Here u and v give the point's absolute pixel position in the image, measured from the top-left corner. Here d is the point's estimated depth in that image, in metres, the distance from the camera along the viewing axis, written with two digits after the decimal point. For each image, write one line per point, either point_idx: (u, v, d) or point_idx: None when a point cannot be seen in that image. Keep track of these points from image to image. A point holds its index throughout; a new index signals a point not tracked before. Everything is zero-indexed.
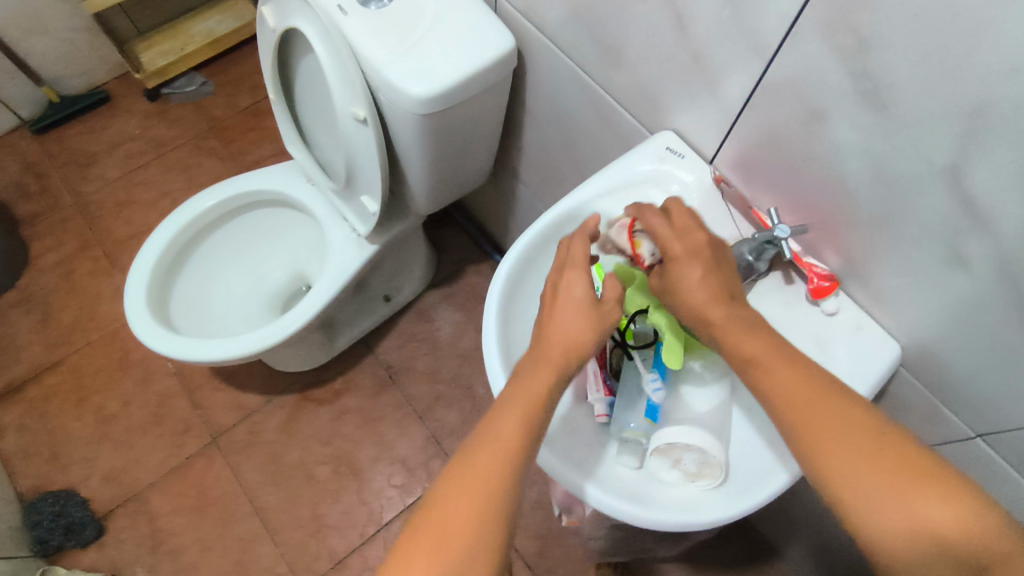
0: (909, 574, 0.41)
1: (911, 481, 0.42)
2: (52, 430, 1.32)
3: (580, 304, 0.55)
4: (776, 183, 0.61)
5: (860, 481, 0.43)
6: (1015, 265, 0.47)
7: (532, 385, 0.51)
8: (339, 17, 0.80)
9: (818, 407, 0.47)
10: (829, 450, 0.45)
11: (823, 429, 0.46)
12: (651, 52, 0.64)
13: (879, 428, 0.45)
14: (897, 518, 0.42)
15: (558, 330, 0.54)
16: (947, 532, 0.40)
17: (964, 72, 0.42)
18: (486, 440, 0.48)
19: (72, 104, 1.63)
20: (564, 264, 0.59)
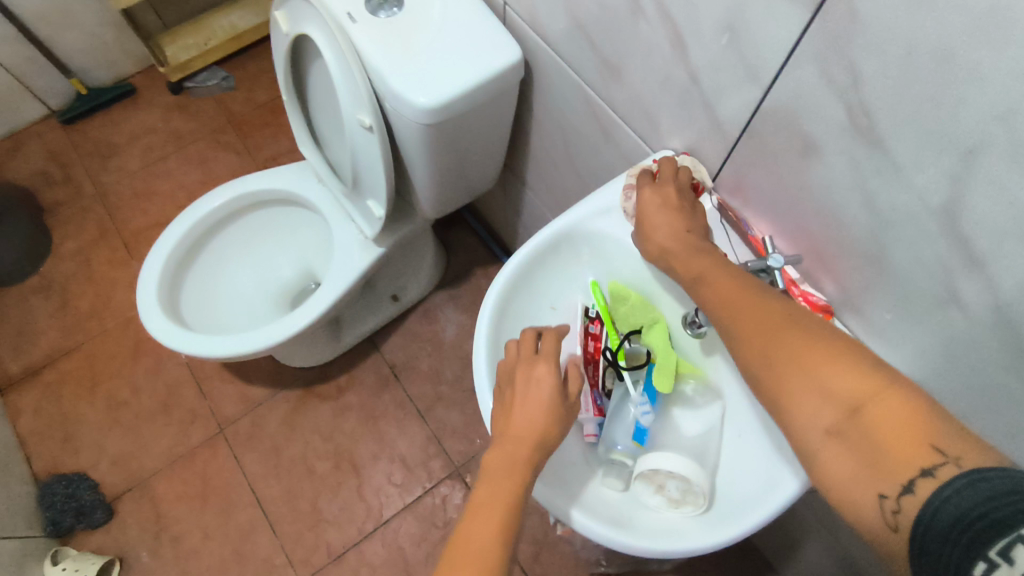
0: (811, 424, 0.46)
1: (816, 349, 0.48)
2: (65, 414, 1.36)
3: (551, 400, 0.57)
4: (776, 210, 0.61)
5: (768, 351, 0.50)
6: (1010, 310, 0.45)
7: (513, 451, 0.55)
8: (348, 25, 0.81)
9: (737, 295, 0.54)
10: (745, 330, 0.52)
11: (741, 313, 0.53)
12: (652, 72, 0.64)
13: (786, 311, 0.52)
14: (796, 378, 0.48)
15: (524, 428, 0.56)
16: (836, 381, 0.46)
17: (955, 112, 0.41)
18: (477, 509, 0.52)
19: (97, 95, 1.67)
20: (532, 358, 0.60)
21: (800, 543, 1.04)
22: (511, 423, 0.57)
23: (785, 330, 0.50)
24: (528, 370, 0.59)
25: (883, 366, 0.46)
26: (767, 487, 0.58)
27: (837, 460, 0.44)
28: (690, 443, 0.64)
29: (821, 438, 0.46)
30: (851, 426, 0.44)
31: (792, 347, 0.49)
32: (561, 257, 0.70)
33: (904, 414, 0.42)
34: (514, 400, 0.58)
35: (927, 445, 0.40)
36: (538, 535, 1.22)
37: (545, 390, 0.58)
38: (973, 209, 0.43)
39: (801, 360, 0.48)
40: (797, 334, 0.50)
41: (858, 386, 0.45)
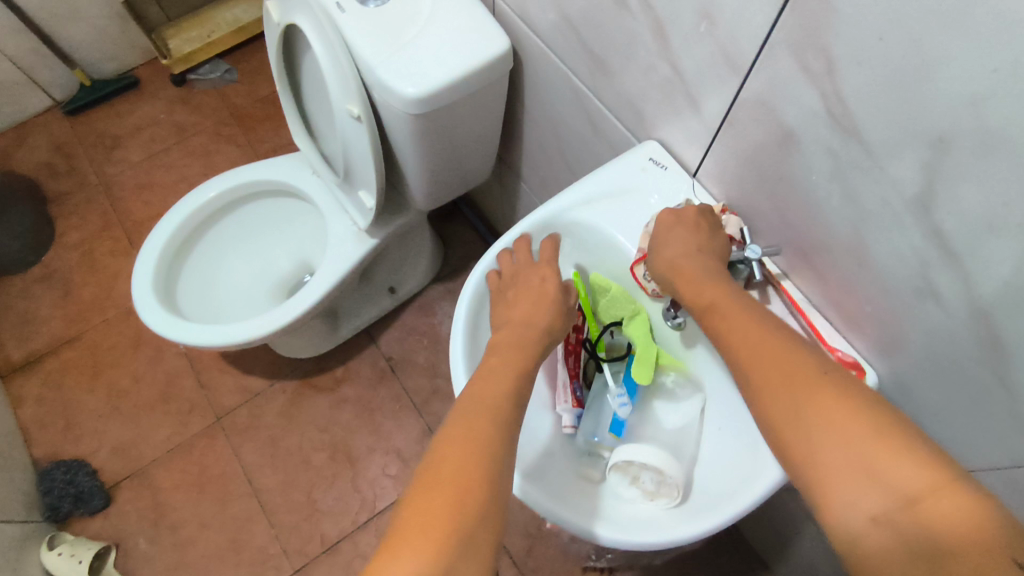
0: (854, 509, 0.39)
1: (857, 420, 0.42)
2: (67, 402, 1.38)
3: (552, 290, 0.61)
4: (758, 203, 0.60)
5: (806, 423, 0.44)
6: (986, 303, 0.45)
7: (513, 348, 0.56)
8: (337, 15, 0.81)
9: (764, 353, 0.48)
10: (780, 394, 0.46)
11: (774, 375, 0.47)
12: (635, 62, 0.63)
13: (827, 374, 0.45)
14: (838, 454, 0.41)
15: (529, 312, 0.60)
16: (885, 465, 0.39)
17: (927, 103, 0.40)
18: (475, 396, 0.50)
19: (102, 87, 1.69)
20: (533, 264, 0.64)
21: (793, 541, 1.03)
22: (517, 308, 0.61)
23: (826, 398, 0.44)
24: (531, 271, 0.63)
25: (943, 455, 0.39)
26: (744, 480, 0.57)
27: (883, 557, 0.37)
28: (668, 436, 0.64)
29: (864, 526, 0.39)
30: (905, 518, 0.37)
31: (834, 417, 0.43)
32: None
33: (973, 512, 0.35)
34: (518, 291, 0.62)
35: (1003, 555, 0.33)
36: (530, 529, 1.22)
37: (549, 283, 0.62)
38: (947, 203, 0.43)
39: (843, 434, 0.42)
40: (839, 406, 0.43)
41: (914, 474, 0.38)
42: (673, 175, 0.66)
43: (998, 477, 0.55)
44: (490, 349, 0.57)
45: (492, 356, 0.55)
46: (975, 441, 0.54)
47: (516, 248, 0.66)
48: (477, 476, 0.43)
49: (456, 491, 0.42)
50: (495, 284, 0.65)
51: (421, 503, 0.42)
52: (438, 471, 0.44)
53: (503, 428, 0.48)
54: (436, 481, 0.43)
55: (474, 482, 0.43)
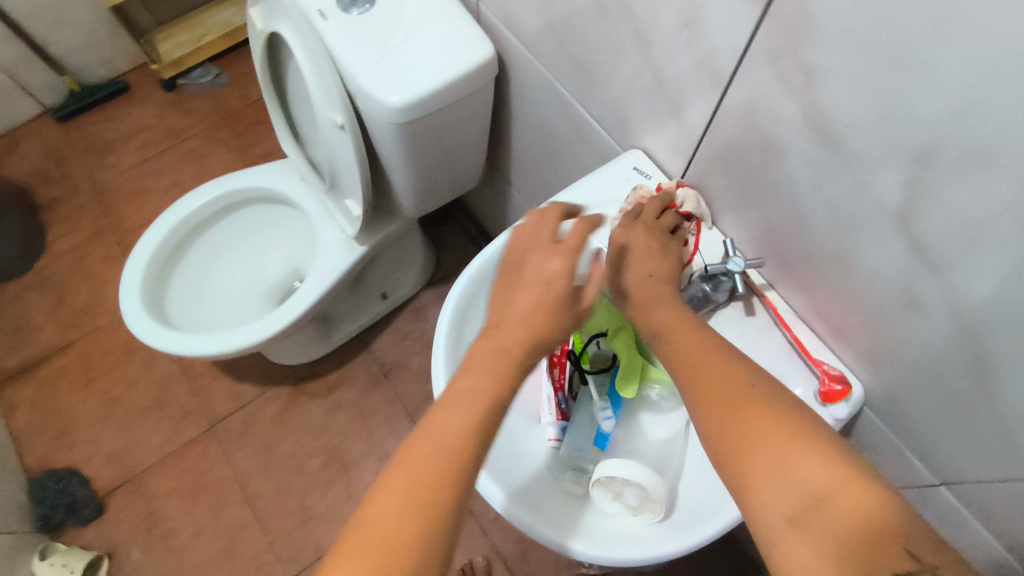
0: (768, 507, 0.40)
1: (774, 423, 0.42)
2: (60, 410, 1.37)
3: (558, 291, 0.52)
4: (741, 213, 0.60)
5: (724, 422, 0.44)
6: (968, 317, 0.44)
7: (493, 363, 0.49)
8: (319, 23, 0.80)
9: (697, 357, 0.48)
10: (700, 395, 0.46)
11: (697, 377, 0.47)
12: (618, 71, 0.62)
13: (748, 379, 0.45)
14: (756, 455, 0.42)
15: (530, 310, 0.52)
16: (798, 462, 0.40)
17: (907, 117, 0.40)
18: (425, 437, 0.44)
19: (93, 93, 1.68)
20: (548, 248, 0.54)
21: None
22: (519, 303, 0.52)
23: (742, 399, 0.44)
24: (542, 262, 0.53)
25: (850, 453, 0.40)
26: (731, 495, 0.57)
27: (795, 554, 0.37)
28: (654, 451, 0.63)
29: (780, 527, 0.39)
30: (815, 516, 0.38)
31: (751, 421, 0.43)
32: None
33: (875, 508, 0.37)
34: (523, 281, 0.54)
35: (899, 548, 0.35)
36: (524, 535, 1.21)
37: (558, 278, 0.52)
38: (928, 217, 0.42)
39: (758, 435, 0.42)
40: (754, 408, 0.43)
41: (822, 471, 0.39)
42: (657, 184, 0.66)
43: (982, 490, 0.54)
44: (470, 357, 0.50)
45: (463, 379, 0.48)
46: (959, 454, 0.54)
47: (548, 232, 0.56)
48: (402, 549, 0.39)
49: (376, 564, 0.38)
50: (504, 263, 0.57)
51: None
52: (364, 534, 0.40)
53: (452, 485, 0.42)
54: (398, 495, 0.41)
55: (402, 557, 0.39)
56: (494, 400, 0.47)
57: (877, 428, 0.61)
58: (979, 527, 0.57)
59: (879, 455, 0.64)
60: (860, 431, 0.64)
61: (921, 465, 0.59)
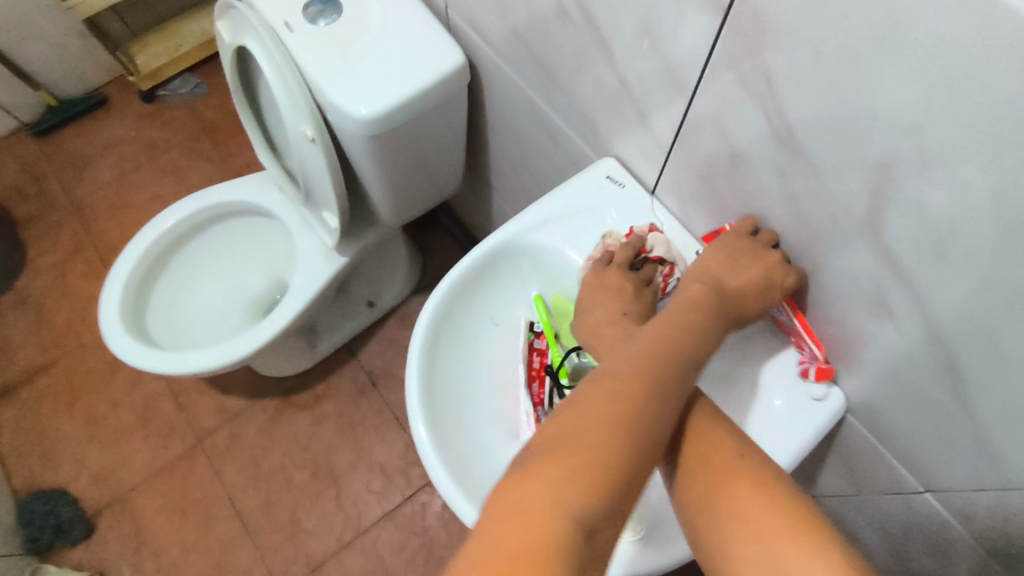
0: None
1: (774, 518, 0.45)
2: (44, 431, 1.36)
3: (754, 288, 0.53)
4: (714, 220, 0.59)
5: (728, 511, 0.47)
6: (941, 327, 0.44)
7: (678, 337, 0.50)
8: (286, 34, 0.79)
9: (709, 443, 0.51)
10: (705, 481, 0.49)
11: (714, 459, 0.50)
12: (585, 78, 0.61)
13: (747, 456, 0.49)
14: (754, 551, 0.45)
15: (733, 296, 0.55)
16: (794, 563, 0.43)
17: (868, 124, 0.39)
18: (603, 386, 0.44)
19: (69, 107, 1.66)
20: (763, 256, 0.52)
21: None
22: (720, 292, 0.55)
23: (744, 492, 0.47)
24: (746, 254, 0.53)
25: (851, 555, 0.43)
26: None
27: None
28: None
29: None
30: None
31: (752, 518, 0.46)
32: (501, 271, 0.68)
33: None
34: (724, 268, 0.55)
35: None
36: None
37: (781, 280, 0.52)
38: (896, 226, 0.42)
39: (756, 530, 0.45)
40: (755, 500, 0.46)
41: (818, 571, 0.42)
42: (632, 192, 0.65)
43: (963, 496, 0.54)
44: (658, 325, 0.52)
45: (650, 345, 0.49)
46: (938, 460, 0.53)
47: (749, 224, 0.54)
48: (594, 481, 0.38)
49: (574, 489, 0.37)
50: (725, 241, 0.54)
51: (549, 478, 0.38)
52: (555, 458, 0.39)
53: (639, 435, 0.42)
54: (597, 411, 0.42)
55: (598, 484, 0.38)
56: (675, 368, 0.48)
57: (859, 433, 0.60)
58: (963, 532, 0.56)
59: (861, 460, 0.63)
60: (843, 437, 0.63)
61: (905, 471, 0.58)
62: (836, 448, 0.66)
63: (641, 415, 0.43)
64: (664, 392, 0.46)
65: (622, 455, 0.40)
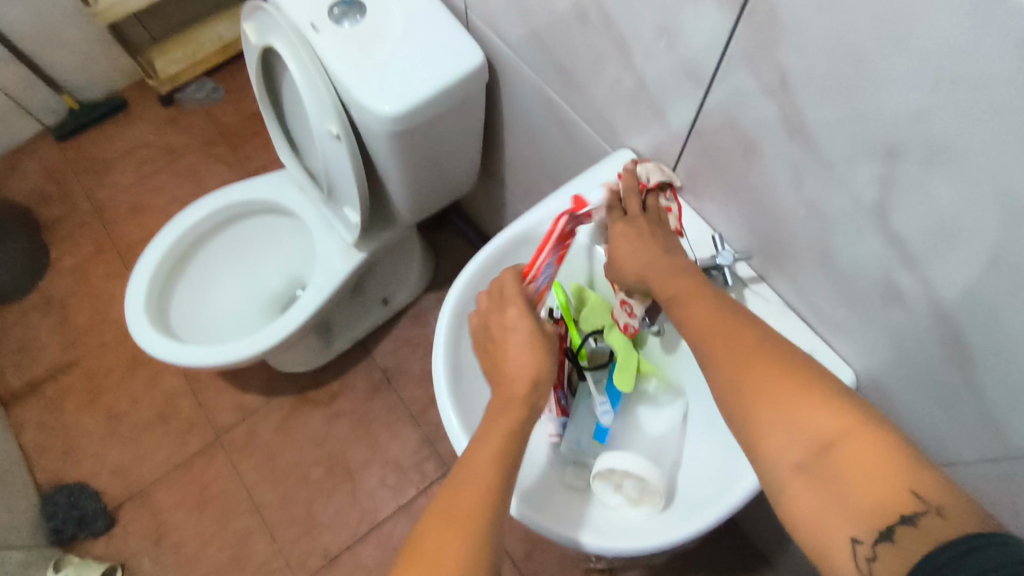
0: (775, 452, 0.42)
1: (781, 375, 0.44)
2: (66, 427, 1.39)
3: (530, 331, 0.58)
4: (727, 209, 0.61)
5: (737, 375, 0.46)
6: (947, 306, 0.46)
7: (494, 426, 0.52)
8: (312, 34, 0.82)
9: (712, 317, 0.50)
10: (710, 349, 0.48)
11: (713, 329, 0.49)
12: (602, 75, 0.64)
13: (751, 329, 0.48)
14: (762, 404, 0.44)
15: (516, 371, 0.56)
16: (805, 415, 0.42)
17: (877, 112, 0.41)
18: (432, 527, 0.44)
19: (90, 112, 1.70)
20: (500, 305, 0.61)
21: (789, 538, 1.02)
22: (500, 373, 0.57)
23: (753, 356, 0.46)
24: (501, 319, 0.60)
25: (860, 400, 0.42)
26: (727, 483, 0.57)
27: (803, 500, 0.40)
28: (647, 447, 0.65)
29: (788, 473, 0.41)
30: (822, 463, 0.40)
31: (758, 374, 0.45)
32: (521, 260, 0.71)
33: (877, 456, 0.38)
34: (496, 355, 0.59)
35: (905, 489, 0.37)
36: (531, 535, 1.22)
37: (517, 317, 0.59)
38: (903, 209, 0.44)
39: (765, 388, 0.44)
40: (764, 361, 0.45)
41: (830, 420, 0.41)
42: None
43: (971, 472, 0.56)
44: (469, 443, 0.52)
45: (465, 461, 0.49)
46: (948, 437, 0.55)
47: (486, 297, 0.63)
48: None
49: None
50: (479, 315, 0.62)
51: None
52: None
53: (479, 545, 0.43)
54: (443, 512, 0.45)
55: None
56: (495, 457, 0.49)
57: None
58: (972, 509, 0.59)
59: None
60: None
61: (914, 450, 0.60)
62: None
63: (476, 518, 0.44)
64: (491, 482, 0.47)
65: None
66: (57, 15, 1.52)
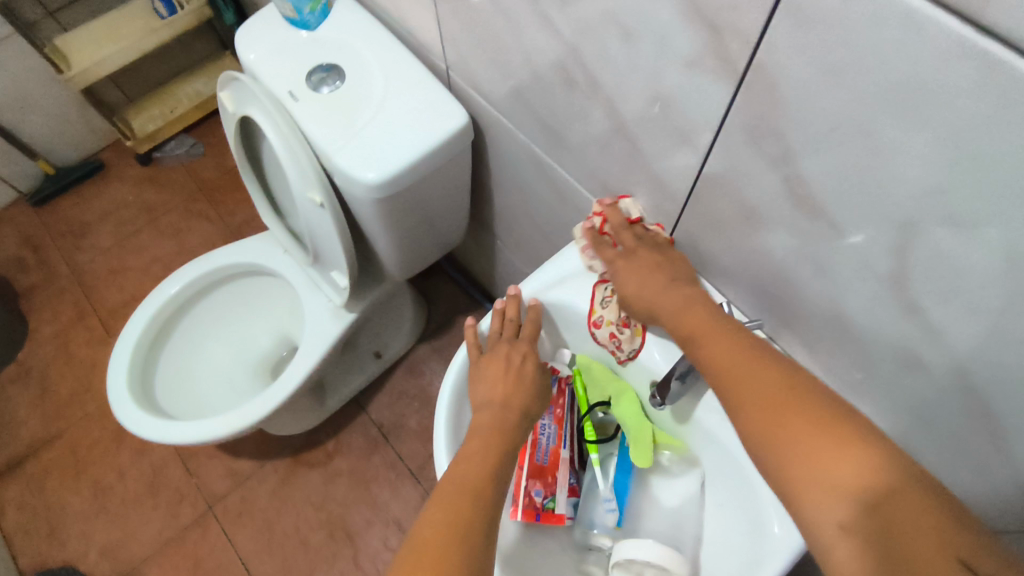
0: (816, 509, 0.40)
1: (818, 426, 0.42)
2: (50, 506, 1.33)
3: (529, 374, 0.61)
4: (732, 273, 0.59)
5: (772, 423, 0.44)
6: (974, 377, 0.44)
7: (484, 450, 0.52)
8: (290, 103, 0.81)
9: (743, 366, 0.47)
10: (745, 399, 0.46)
11: (742, 384, 0.47)
12: (594, 137, 0.62)
13: (788, 378, 0.46)
14: (798, 458, 0.42)
15: (515, 400, 0.58)
16: (849, 469, 0.39)
17: (889, 187, 0.39)
18: (423, 536, 0.44)
19: (67, 175, 1.67)
20: (511, 343, 0.63)
21: None
22: (495, 392, 0.58)
23: (786, 404, 0.44)
24: (510, 352, 0.62)
25: (905, 461, 0.39)
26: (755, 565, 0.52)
27: (850, 558, 0.37)
28: (667, 521, 0.62)
29: (833, 533, 0.39)
30: (867, 522, 0.38)
31: (793, 425, 0.43)
32: None
33: (925, 520, 0.36)
34: (489, 372, 0.60)
35: (952, 559, 0.34)
36: None
37: (522, 359, 0.62)
38: (921, 281, 0.42)
39: (802, 439, 0.42)
40: (795, 412, 0.43)
41: (872, 476, 0.39)
42: None
43: (1009, 538, 0.53)
44: (452, 462, 0.52)
45: (451, 474, 0.50)
46: (981, 504, 0.53)
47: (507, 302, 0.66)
48: None
49: None
50: (474, 359, 0.63)
51: None
52: None
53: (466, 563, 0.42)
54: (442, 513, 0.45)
55: None
56: (485, 480, 0.49)
57: None
58: None
59: None
60: None
61: None
62: None
63: (469, 530, 0.44)
64: (479, 500, 0.47)
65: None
66: (30, 81, 1.49)
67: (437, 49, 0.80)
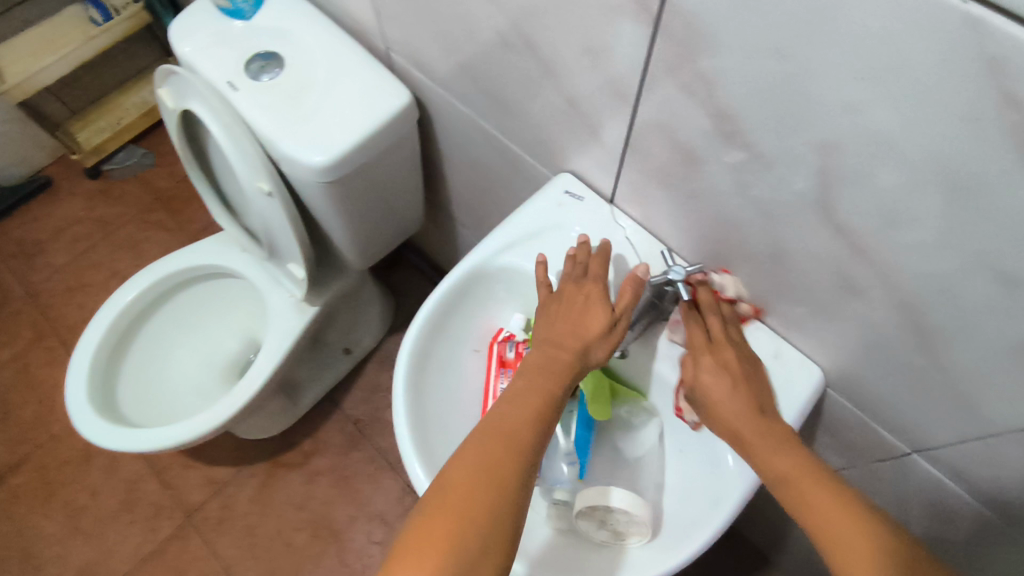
0: None
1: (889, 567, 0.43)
2: (22, 531, 1.29)
3: (595, 307, 0.58)
4: (675, 219, 0.60)
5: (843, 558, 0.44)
6: (906, 295, 0.46)
7: (529, 390, 0.53)
8: (230, 93, 0.80)
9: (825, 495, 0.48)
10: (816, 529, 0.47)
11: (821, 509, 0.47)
12: (533, 98, 0.63)
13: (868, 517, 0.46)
14: None
15: (569, 338, 0.57)
16: None
17: (805, 113, 0.41)
18: (453, 474, 0.48)
19: (14, 194, 1.62)
20: (579, 278, 0.61)
21: (785, 535, 0.99)
22: (551, 331, 0.58)
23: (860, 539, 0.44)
24: (575, 288, 0.60)
25: None
26: (714, 502, 0.57)
27: None
28: (631, 470, 0.64)
29: None
30: None
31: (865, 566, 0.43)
32: (472, 298, 0.69)
33: None
34: (551, 311, 0.60)
35: None
36: None
37: (584, 295, 0.59)
38: (847, 203, 0.44)
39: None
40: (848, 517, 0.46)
41: None
42: (590, 205, 0.67)
43: (953, 452, 0.55)
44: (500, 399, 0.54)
45: (499, 412, 0.52)
46: (927, 424, 0.55)
47: (576, 249, 0.63)
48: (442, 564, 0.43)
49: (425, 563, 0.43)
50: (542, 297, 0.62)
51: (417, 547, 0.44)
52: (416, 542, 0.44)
53: (490, 502, 0.46)
54: (475, 456, 0.48)
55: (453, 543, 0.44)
56: (521, 425, 0.51)
57: (845, 407, 0.62)
58: (956, 487, 0.58)
59: (853, 433, 0.65)
60: (829, 414, 0.65)
61: (893, 438, 0.60)
62: (825, 424, 0.67)
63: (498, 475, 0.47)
64: (517, 452, 0.49)
65: (470, 532, 0.44)
66: None
67: (374, 28, 0.80)
